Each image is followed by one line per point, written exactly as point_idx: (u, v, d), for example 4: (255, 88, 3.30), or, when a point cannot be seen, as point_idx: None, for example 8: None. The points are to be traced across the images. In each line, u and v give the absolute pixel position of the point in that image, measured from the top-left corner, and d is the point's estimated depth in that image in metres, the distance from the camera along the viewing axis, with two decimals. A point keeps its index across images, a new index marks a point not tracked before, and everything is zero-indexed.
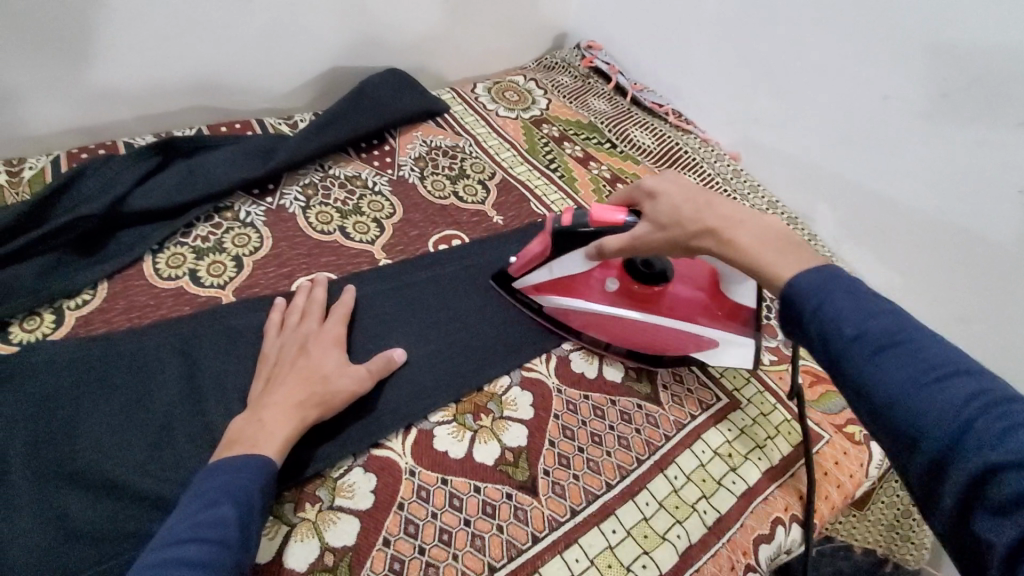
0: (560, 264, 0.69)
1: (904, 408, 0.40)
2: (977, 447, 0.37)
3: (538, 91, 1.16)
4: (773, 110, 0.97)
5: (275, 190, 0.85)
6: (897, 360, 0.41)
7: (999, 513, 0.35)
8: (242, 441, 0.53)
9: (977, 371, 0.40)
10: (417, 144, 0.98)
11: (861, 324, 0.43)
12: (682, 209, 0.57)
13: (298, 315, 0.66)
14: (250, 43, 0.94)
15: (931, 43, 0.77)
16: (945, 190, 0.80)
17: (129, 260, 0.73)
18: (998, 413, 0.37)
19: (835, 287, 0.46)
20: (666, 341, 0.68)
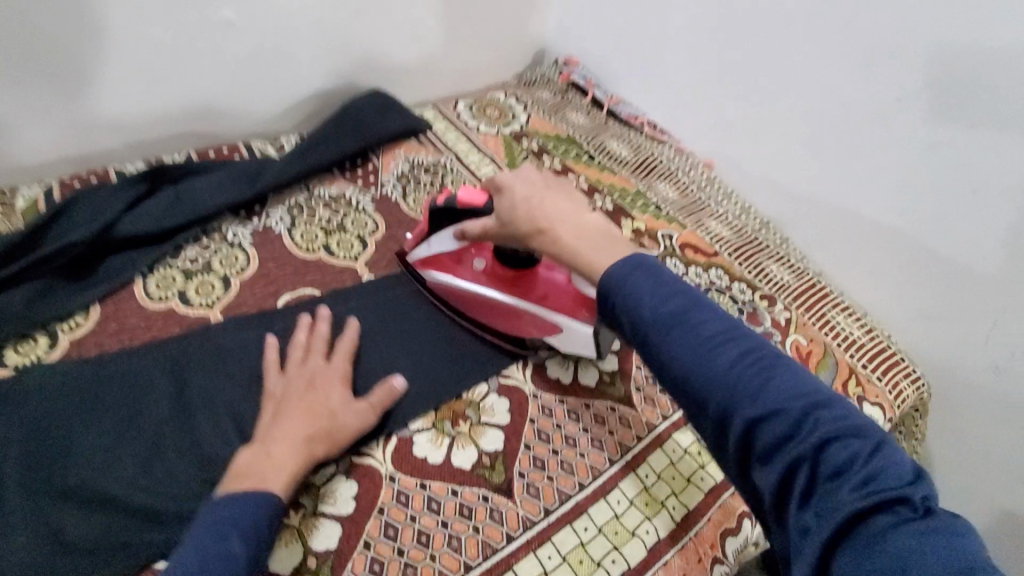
0: (435, 241, 0.73)
1: (695, 380, 0.46)
2: (748, 406, 0.43)
3: (518, 106, 1.20)
4: (742, 117, 1.00)
5: (261, 211, 0.88)
6: (686, 337, 0.46)
7: (769, 459, 0.43)
8: (251, 476, 0.55)
9: (745, 334, 0.46)
10: (399, 161, 1.02)
11: (655, 307, 0.48)
12: (517, 207, 0.60)
13: (302, 352, 0.67)
14: (236, 70, 0.98)
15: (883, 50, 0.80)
16: (904, 190, 0.83)
17: (120, 283, 0.76)
18: (761, 373, 0.44)
19: (637, 273, 0.49)
20: (520, 322, 0.72)
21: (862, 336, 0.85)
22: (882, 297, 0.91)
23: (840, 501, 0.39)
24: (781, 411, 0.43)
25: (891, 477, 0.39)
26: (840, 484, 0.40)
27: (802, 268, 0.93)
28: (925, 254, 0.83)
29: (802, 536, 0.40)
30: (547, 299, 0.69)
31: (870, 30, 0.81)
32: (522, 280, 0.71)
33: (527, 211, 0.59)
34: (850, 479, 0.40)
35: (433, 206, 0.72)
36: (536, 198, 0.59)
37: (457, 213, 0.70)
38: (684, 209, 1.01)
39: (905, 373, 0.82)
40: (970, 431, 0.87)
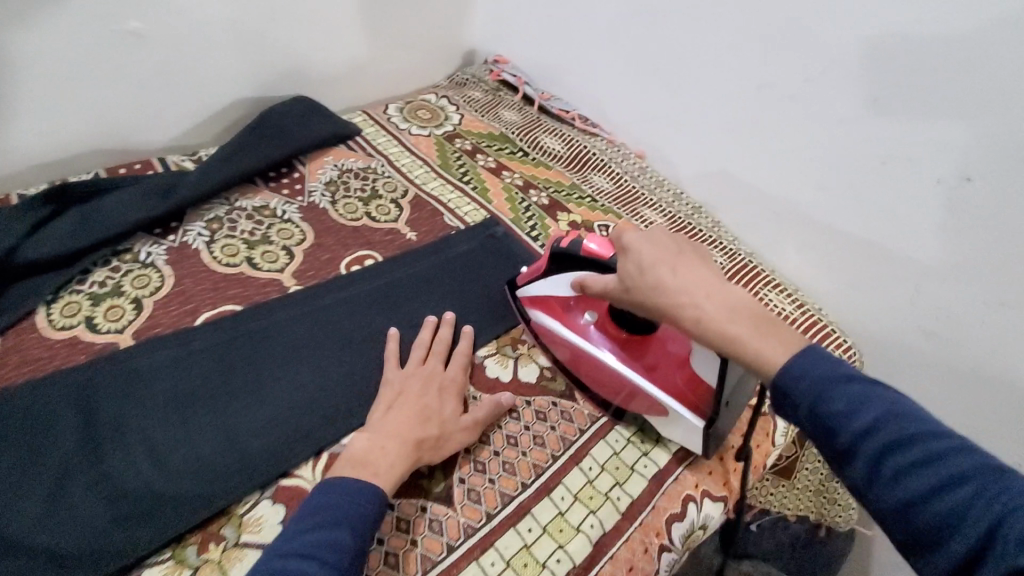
0: (548, 283, 0.69)
1: (920, 511, 0.41)
2: (1009, 552, 0.37)
3: (450, 107, 1.18)
4: (668, 106, 1.02)
5: (177, 228, 0.83)
6: (903, 460, 0.42)
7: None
8: (367, 465, 0.56)
9: (988, 463, 0.40)
10: (327, 168, 0.99)
11: (861, 423, 0.44)
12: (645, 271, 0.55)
13: (424, 350, 0.69)
14: (146, 81, 0.92)
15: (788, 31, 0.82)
16: (819, 166, 0.85)
17: (21, 313, 0.70)
18: (1022, 513, 0.37)
19: (831, 382, 0.46)
20: (618, 389, 0.66)
21: (792, 311, 0.87)
22: (809, 273, 0.93)
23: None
24: None
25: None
26: None
27: (733, 249, 0.95)
28: (843, 229, 0.86)
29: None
30: (656, 371, 0.64)
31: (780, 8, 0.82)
32: (635, 345, 0.66)
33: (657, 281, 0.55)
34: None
35: (555, 248, 0.68)
36: (671, 263, 0.55)
37: (581, 260, 0.65)
38: (620, 199, 1.02)
39: (838, 345, 0.84)
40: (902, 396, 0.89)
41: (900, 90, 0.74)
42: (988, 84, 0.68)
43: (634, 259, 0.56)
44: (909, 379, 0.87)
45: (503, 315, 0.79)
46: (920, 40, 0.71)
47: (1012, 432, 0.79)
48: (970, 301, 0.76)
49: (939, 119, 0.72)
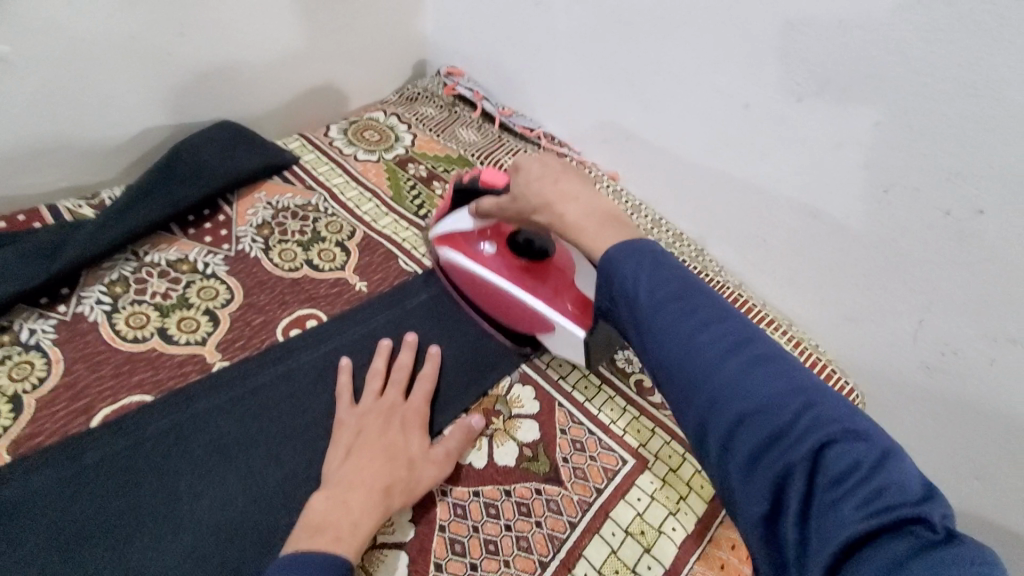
0: (456, 216, 0.72)
1: (679, 369, 0.42)
2: (742, 401, 0.40)
3: (401, 126, 1.06)
4: (639, 123, 0.93)
5: (70, 295, 0.69)
6: (681, 321, 0.44)
7: (760, 467, 0.38)
8: (326, 530, 0.50)
9: (743, 328, 0.43)
10: (259, 207, 0.85)
11: (651, 289, 0.45)
12: (533, 186, 0.58)
13: (382, 379, 0.64)
14: (25, 112, 0.76)
15: (774, 42, 0.73)
16: (816, 193, 0.77)
17: None
18: (763, 371, 0.41)
19: (634, 257, 0.47)
20: (510, 310, 0.70)
21: None
22: (798, 303, 0.87)
23: (846, 516, 0.35)
24: (776, 410, 0.39)
25: (900, 490, 0.35)
26: (847, 495, 0.35)
27: (720, 282, 0.87)
28: (839, 258, 0.79)
29: (803, 558, 0.36)
30: (548, 295, 0.67)
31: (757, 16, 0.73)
32: (531, 272, 0.69)
33: (539, 188, 0.57)
34: (849, 486, 0.36)
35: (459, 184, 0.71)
36: (552, 176, 0.57)
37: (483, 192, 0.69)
38: None
39: None
40: (898, 429, 0.83)
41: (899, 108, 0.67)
42: (995, 108, 0.60)
43: (523, 173, 0.59)
44: (912, 419, 0.80)
45: (473, 378, 0.68)
46: (913, 53, 0.64)
47: (1006, 466, 0.74)
48: (971, 333, 0.70)
49: (942, 152, 0.65)
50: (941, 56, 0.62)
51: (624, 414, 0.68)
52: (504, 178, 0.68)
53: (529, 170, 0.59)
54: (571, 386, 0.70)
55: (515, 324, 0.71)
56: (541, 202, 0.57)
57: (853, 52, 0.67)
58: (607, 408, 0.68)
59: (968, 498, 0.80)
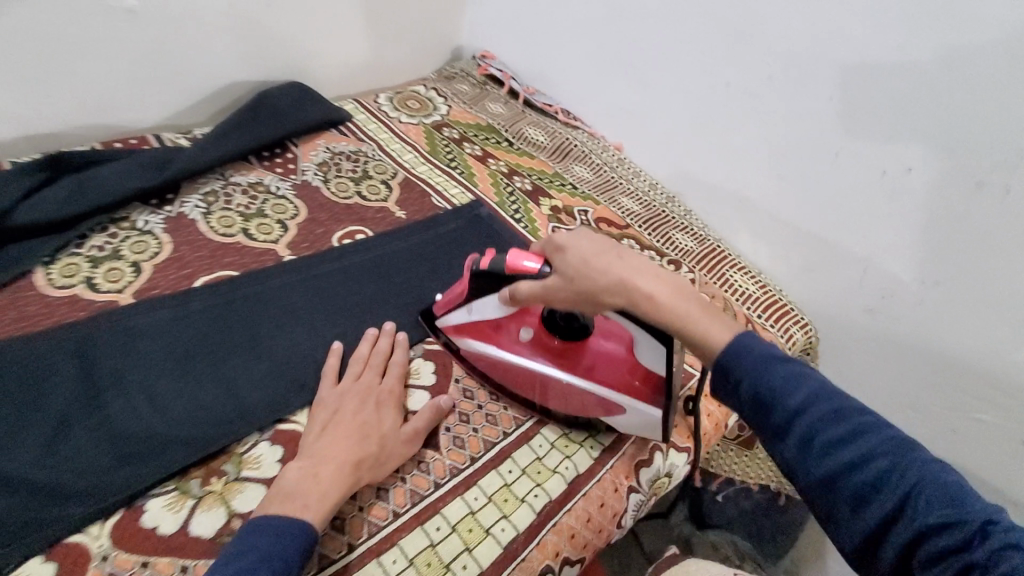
0: (475, 310, 0.69)
1: (841, 484, 0.44)
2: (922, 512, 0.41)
3: (439, 99, 1.24)
4: (641, 100, 1.10)
5: (174, 200, 0.86)
6: (831, 436, 0.44)
7: (935, 570, 0.40)
8: (296, 498, 0.53)
9: (895, 437, 0.44)
10: (320, 150, 1.03)
11: (795, 404, 0.46)
12: (590, 262, 0.56)
13: (362, 365, 0.68)
14: (143, 58, 0.95)
15: (747, 33, 0.91)
16: (778, 161, 0.93)
17: (18, 272, 0.71)
18: (927, 479, 0.41)
19: (770, 367, 0.48)
20: (569, 399, 0.68)
21: (756, 291, 0.96)
22: (764, 255, 1.02)
23: None
24: (946, 518, 0.40)
25: None
26: None
27: (704, 235, 1.03)
28: (798, 215, 0.94)
29: None
30: (598, 371, 0.66)
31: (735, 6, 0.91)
32: (574, 351, 0.68)
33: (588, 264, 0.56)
34: None
35: (475, 270, 0.67)
36: (607, 253, 0.57)
37: (505, 278, 0.64)
38: (599, 187, 1.09)
39: (795, 321, 0.93)
40: (845, 371, 0.96)
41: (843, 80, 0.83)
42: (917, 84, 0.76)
43: (573, 254, 0.57)
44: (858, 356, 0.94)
45: None
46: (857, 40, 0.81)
47: (935, 400, 0.86)
48: (909, 275, 0.84)
49: (874, 119, 0.82)
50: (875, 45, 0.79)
51: None
52: (533, 259, 0.62)
53: (574, 248, 0.58)
54: None
55: (574, 411, 0.69)
56: (615, 285, 0.55)
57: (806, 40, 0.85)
58: None
59: None
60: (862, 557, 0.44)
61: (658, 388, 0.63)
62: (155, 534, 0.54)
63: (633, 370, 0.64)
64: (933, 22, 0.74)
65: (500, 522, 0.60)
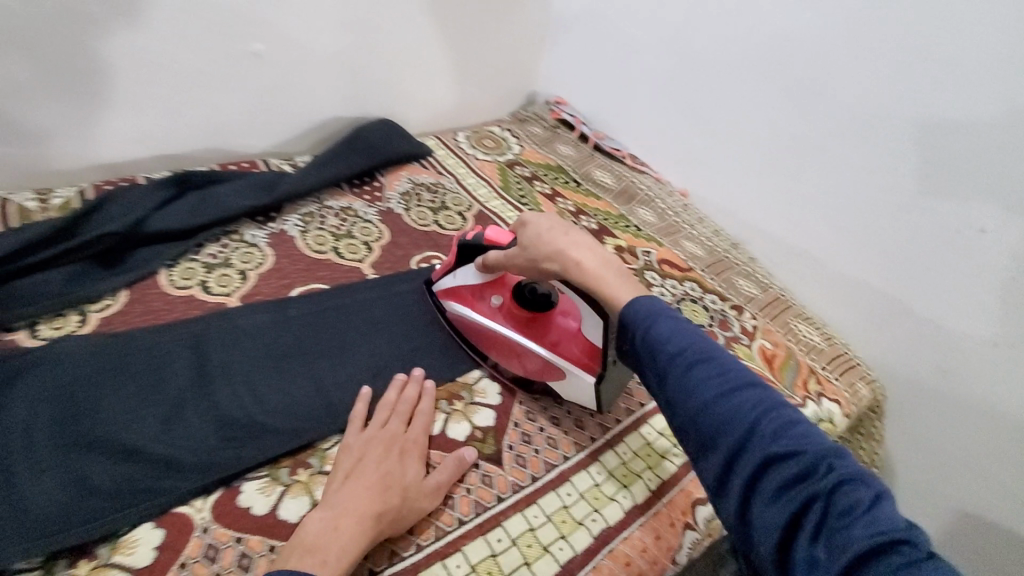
0: (459, 274, 0.79)
1: (709, 416, 0.49)
2: (766, 443, 0.46)
3: (512, 139, 1.32)
4: (711, 148, 1.16)
5: (277, 218, 0.96)
6: (706, 374, 0.50)
7: (777, 498, 0.44)
8: (315, 553, 0.52)
9: (758, 384, 0.50)
10: (404, 181, 1.12)
11: (678, 346, 0.52)
12: (541, 234, 0.65)
13: (388, 412, 0.68)
14: (262, 93, 1.08)
15: (818, 90, 0.97)
16: (846, 210, 0.97)
17: (147, 272, 0.80)
18: (780, 419, 0.47)
19: (660, 313, 0.54)
20: (522, 361, 0.75)
21: (819, 341, 0.96)
22: (831, 304, 1.04)
23: (853, 538, 0.40)
24: (791, 451, 0.45)
25: (891, 521, 0.41)
26: (853, 523, 0.41)
27: (767, 283, 1.04)
28: (868, 264, 0.97)
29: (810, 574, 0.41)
30: (553, 341, 0.73)
31: (808, 65, 0.97)
32: (535, 321, 0.75)
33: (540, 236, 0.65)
34: (856, 517, 0.41)
35: (461, 240, 0.76)
36: (558, 228, 0.65)
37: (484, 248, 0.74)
38: (662, 230, 1.12)
39: (862, 377, 0.93)
40: (914, 428, 0.96)
41: (917, 136, 0.87)
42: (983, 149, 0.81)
43: (530, 230, 0.66)
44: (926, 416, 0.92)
45: None
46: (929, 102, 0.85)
47: None
48: (988, 333, 0.84)
49: (944, 178, 0.85)
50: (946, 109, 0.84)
51: None
52: (508, 235, 0.73)
53: (535, 224, 0.66)
54: None
55: (524, 372, 0.76)
56: (553, 252, 0.63)
57: (877, 98, 0.90)
58: None
59: (976, 496, 0.91)
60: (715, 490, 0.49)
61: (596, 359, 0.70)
62: (248, 513, 0.59)
63: (579, 341, 0.71)
64: (1007, 89, 0.78)
65: (559, 541, 0.63)
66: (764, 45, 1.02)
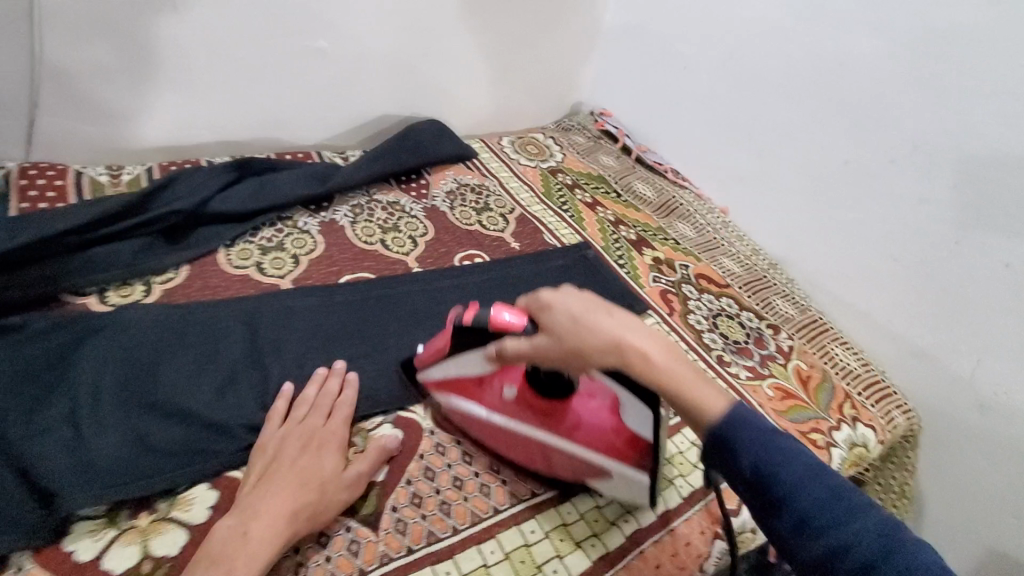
0: (458, 364, 0.67)
1: (843, 562, 0.44)
2: (903, 566, 0.42)
3: (555, 147, 1.34)
4: (755, 168, 1.16)
5: (329, 208, 0.99)
6: (832, 513, 0.46)
7: None
8: (222, 562, 0.51)
9: (886, 518, 0.45)
10: (449, 180, 1.15)
11: (795, 479, 0.47)
12: (580, 320, 0.55)
13: (307, 408, 0.66)
14: (322, 89, 1.12)
15: (869, 118, 0.97)
16: (890, 237, 0.97)
17: (207, 250, 0.84)
18: (924, 563, 0.43)
19: (766, 440, 0.49)
20: (551, 458, 0.66)
21: (856, 366, 0.95)
22: (869, 331, 1.03)
23: None
24: None
25: None
26: None
27: (806, 305, 1.04)
28: (909, 293, 0.96)
29: None
30: (584, 435, 0.64)
31: (861, 92, 0.98)
32: (557, 412, 0.65)
33: (583, 329, 0.54)
34: None
35: (457, 325, 0.64)
36: (597, 312, 0.55)
37: (489, 335, 0.62)
38: (700, 245, 1.13)
39: (898, 406, 0.92)
40: (948, 463, 0.95)
41: (969, 168, 0.87)
42: None
43: (561, 313, 0.56)
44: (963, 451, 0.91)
45: None
46: (982, 135, 0.85)
47: None
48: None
49: (994, 212, 0.84)
50: (1000, 141, 0.83)
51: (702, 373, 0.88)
52: (522, 317, 0.60)
53: (563, 306, 0.56)
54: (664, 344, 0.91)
55: (556, 469, 0.67)
56: (606, 343, 0.54)
57: (930, 128, 0.90)
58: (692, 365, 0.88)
59: (1010, 539, 0.89)
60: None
61: (646, 453, 0.62)
62: None
63: (620, 433, 0.63)
64: None
65: (591, 539, 0.65)
66: (815, 68, 1.03)
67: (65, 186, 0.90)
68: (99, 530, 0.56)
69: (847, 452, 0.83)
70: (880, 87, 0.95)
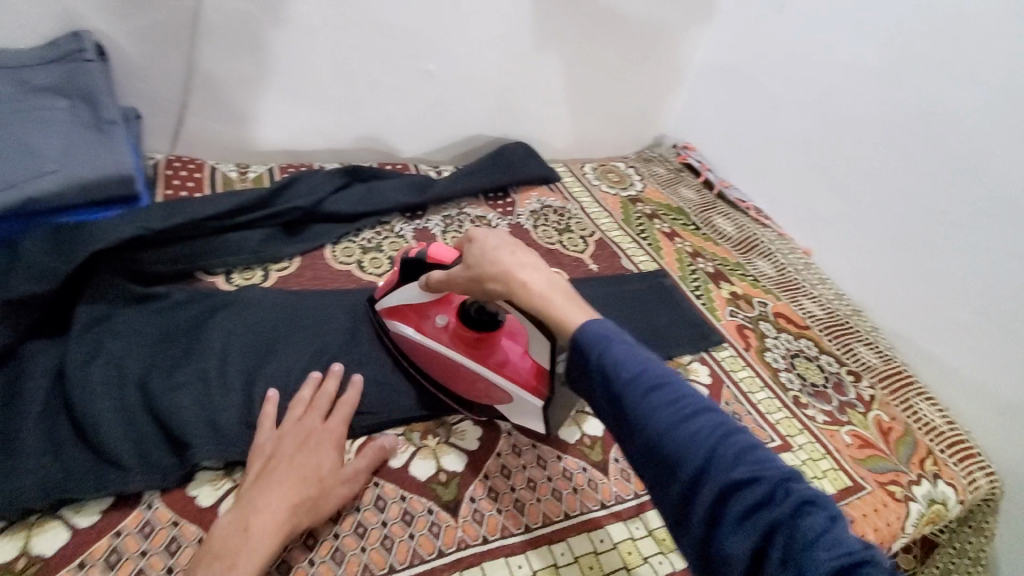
0: (403, 293, 0.74)
1: (669, 445, 0.47)
2: (723, 471, 0.45)
3: (636, 177, 1.37)
4: (842, 212, 1.14)
5: (423, 216, 1.07)
6: (664, 401, 0.48)
7: (741, 526, 0.44)
8: (223, 558, 0.52)
9: (713, 409, 0.49)
10: (533, 201, 1.20)
11: (634, 371, 0.50)
12: (484, 255, 0.61)
13: (305, 408, 0.67)
14: (424, 107, 1.21)
15: (969, 170, 0.95)
16: (987, 292, 0.93)
17: (316, 245, 0.93)
18: (737, 447, 0.47)
19: (612, 337, 0.52)
20: (467, 385, 0.72)
21: (941, 423, 0.91)
22: (956, 389, 0.99)
23: (817, 562, 0.41)
24: (751, 478, 0.45)
25: (848, 544, 0.42)
26: (821, 550, 0.41)
27: (890, 355, 1.01)
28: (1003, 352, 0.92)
29: None
30: (500, 365, 0.70)
31: (962, 142, 0.95)
32: (479, 343, 0.72)
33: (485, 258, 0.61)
34: (821, 543, 0.42)
35: (405, 258, 0.72)
36: (505, 248, 0.61)
37: (428, 265, 0.70)
38: (780, 284, 1.12)
39: (979, 465, 0.88)
40: None
41: None
42: None
43: (475, 247, 0.62)
44: None
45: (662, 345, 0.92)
46: None
47: None
48: None
49: None
50: None
51: (779, 413, 0.87)
52: (451, 253, 0.70)
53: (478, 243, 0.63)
54: (738, 377, 0.91)
55: (473, 398, 0.73)
56: (497, 272, 0.60)
57: None
58: (766, 402, 0.88)
59: None
60: (684, 530, 0.47)
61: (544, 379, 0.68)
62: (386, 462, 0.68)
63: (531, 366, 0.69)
64: None
65: (658, 556, 0.68)
66: (915, 114, 1.01)
67: (202, 179, 1.02)
68: (218, 480, 0.63)
69: (926, 507, 0.80)
70: (982, 138, 0.93)
